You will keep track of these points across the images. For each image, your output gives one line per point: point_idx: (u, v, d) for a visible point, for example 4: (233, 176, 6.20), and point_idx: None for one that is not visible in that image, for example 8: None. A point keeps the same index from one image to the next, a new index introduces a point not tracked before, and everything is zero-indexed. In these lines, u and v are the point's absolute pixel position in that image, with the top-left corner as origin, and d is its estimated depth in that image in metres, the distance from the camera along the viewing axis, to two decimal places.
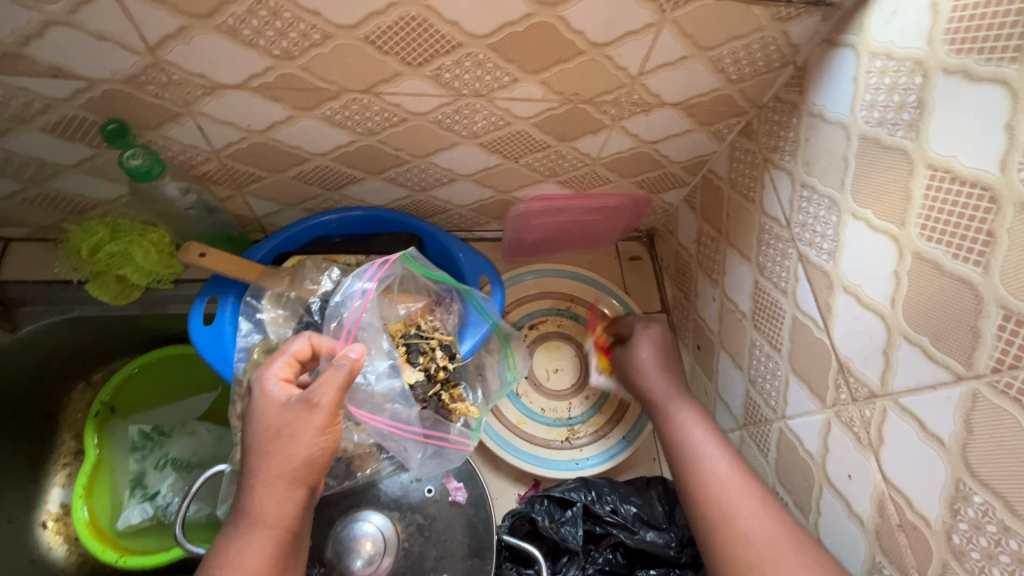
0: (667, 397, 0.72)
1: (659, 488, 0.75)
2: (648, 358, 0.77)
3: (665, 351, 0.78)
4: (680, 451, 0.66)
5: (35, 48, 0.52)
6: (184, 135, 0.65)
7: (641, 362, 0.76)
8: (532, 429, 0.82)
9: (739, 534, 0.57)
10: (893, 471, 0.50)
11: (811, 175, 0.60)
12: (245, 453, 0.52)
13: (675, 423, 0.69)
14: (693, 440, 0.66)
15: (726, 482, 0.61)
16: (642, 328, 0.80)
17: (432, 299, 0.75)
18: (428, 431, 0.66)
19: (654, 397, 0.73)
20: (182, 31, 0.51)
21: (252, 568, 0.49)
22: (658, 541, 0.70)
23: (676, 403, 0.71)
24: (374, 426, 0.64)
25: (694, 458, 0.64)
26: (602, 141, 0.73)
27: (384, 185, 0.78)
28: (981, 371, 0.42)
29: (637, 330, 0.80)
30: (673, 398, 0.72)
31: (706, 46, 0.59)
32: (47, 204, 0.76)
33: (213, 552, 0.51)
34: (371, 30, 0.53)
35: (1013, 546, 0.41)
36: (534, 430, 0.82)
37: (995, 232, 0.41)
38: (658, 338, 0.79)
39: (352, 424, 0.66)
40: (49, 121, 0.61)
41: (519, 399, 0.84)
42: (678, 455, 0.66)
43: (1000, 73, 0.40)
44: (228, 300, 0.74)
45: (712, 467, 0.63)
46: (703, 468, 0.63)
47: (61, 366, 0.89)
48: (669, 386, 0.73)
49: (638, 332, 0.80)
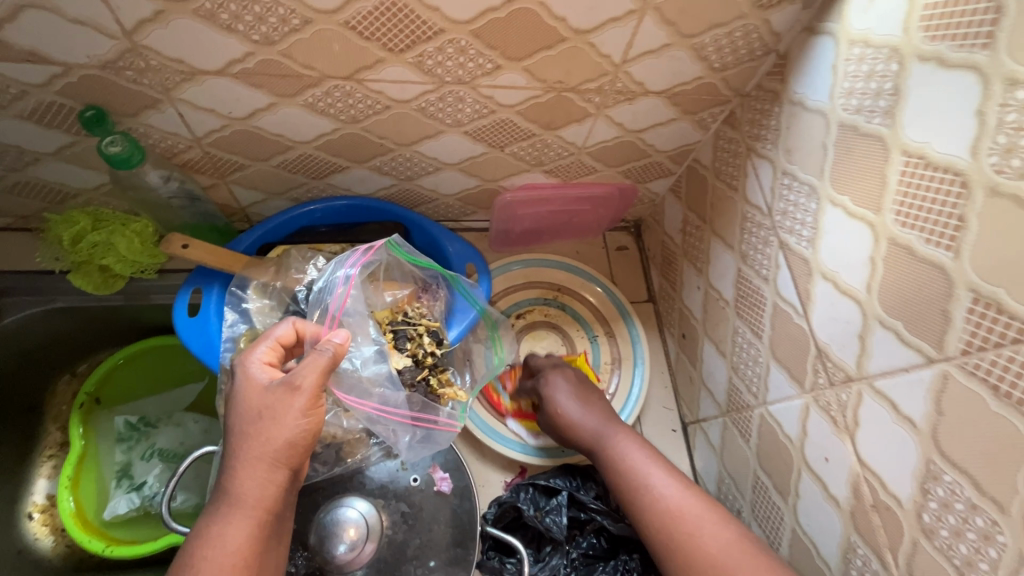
0: (600, 434, 0.70)
1: None
2: (567, 402, 0.74)
3: (581, 388, 0.76)
4: (625, 483, 0.64)
5: (9, 32, 0.51)
6: (165, 122, 0.64)
7: (564, 414, 0.73)
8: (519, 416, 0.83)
9: (704, 557, 0.56)
10: (868, 453, 0.52)
11: (792, 164, 0.60)
12: (227, 435, 0.52)
13: (616, 469, 0.66)
14: (637, 472, 0.64)
15: (682, 507, 0.60)
16: (545, 381, 0.77)
17: (419, 286, 0.75)
18: (416, 415, 0.66)
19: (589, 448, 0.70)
20: (159, 15, 0.51)
21: (233, 547, 0.49)
22: None
23: (611, 439, 0.69)
24: (363, 411, 0.64)
25: (641, 489, 0.63)
26: (587, 130, 0.73)
27: (370, 174, 0.78)
28: (952, 353, 0.43)
29: (541, 383, 0.77)
30: (608, 429, 0.70)
31: (689, 34, 0.59)
32: (27, 192, 0.75)
33: (195, 531, 0.50)
34: (352, 15, 0.52)
35: (980, 523, 0.42)
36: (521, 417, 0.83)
37: (966, 217, 0.41)
38: (566, 381, 0.76)
39: (340, 409, 0.66)
40: (26, 107, 0.60)
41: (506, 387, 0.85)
42: (626, 488, 0.64)
43: (972, 59, 0.41)
44: (213, 291, 0.74)
45: (665, 499, 0.61)
46: (654, 494, 0.62)
47: (45, 358, 0.88)
48: (600, 421, 0.71)
49: (547, 380, 0.77)
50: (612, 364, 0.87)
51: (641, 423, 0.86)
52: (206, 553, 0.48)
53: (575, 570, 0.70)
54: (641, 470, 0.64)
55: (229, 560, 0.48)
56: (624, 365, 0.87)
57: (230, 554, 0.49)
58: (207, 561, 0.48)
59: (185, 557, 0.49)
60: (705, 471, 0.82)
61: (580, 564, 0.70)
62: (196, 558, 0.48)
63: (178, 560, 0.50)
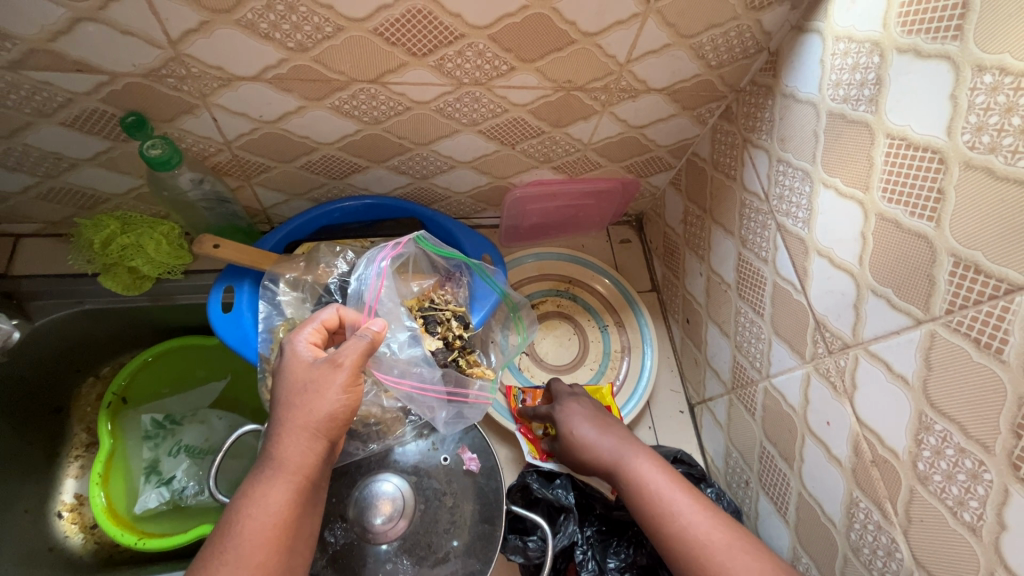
0: (618, 456, 0.69)
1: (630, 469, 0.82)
2: (585, 429, 0.73)
3: (599, 416, 0.75)
4: (646, 505, 0.63)
5: (63, 44, 0.56)
6: (199, 126, 0.68)
7: (581, 433, 0.73)
8: None
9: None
10: (866, 413, 0.56)
11: (786, 151, 0.65)
12: (274, 405, 0.57)
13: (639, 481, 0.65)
14: (661, 500, 0.63)
15: (709, 538, 0.59)
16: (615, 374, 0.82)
17: (442, 276, 0.80)
18: (450, 390, 0.72)
19: (606, 465, 0.69)
20: (204, 25, 0.55)
21: (275, 507, 0.53)
22: None
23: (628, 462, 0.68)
24: (402, 390, 0.69)
25: (667, 515, 0.62)
26: (593, 127, 0.78)
27: (388, 173, 0.82)
28: (937, 313, 0.48)
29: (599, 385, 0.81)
30: (627, 453, 0.69)
31: (688, 35, 0.64)
32: (60, 198, 0.78)
33: (240, 491, 0.55)
34: (380, 22, 0.57)
35: (969, 464, 0.46)
36: None
37: (945, 189, 0.46)
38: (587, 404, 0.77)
39: (380, 389, 0.72)
40: (70, 115, 0.64)
41: (522, 372, 0.90)
42: (647, 512, 0.63)
43: (944, 49, 0.46)
44: (245, 287, 0.78)
45: (697, 531, 0.60)
46: (680, 521, 0.61)
47: (72, 360, 0.91)
48: (617, 444, 0.70)
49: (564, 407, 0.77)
50: (622, 351, 0.92)
51: (649, 407, 0.91)
52: (249, 511, 0.53)
53: (592, 548, 0.73)
54: (663, 494, 0.63)
55: (270, 520, 0.53)
56: (633, 352, 0.91)
57: (271, 514, 0.53)
58: (251, 518, 0.52)
59: (231, 514, 0.54)
60: (713, 450, 0.86)
61: (595, 541, 0.74)
62: (242, 514, 0.53)
63: (224, 518, 0.54)
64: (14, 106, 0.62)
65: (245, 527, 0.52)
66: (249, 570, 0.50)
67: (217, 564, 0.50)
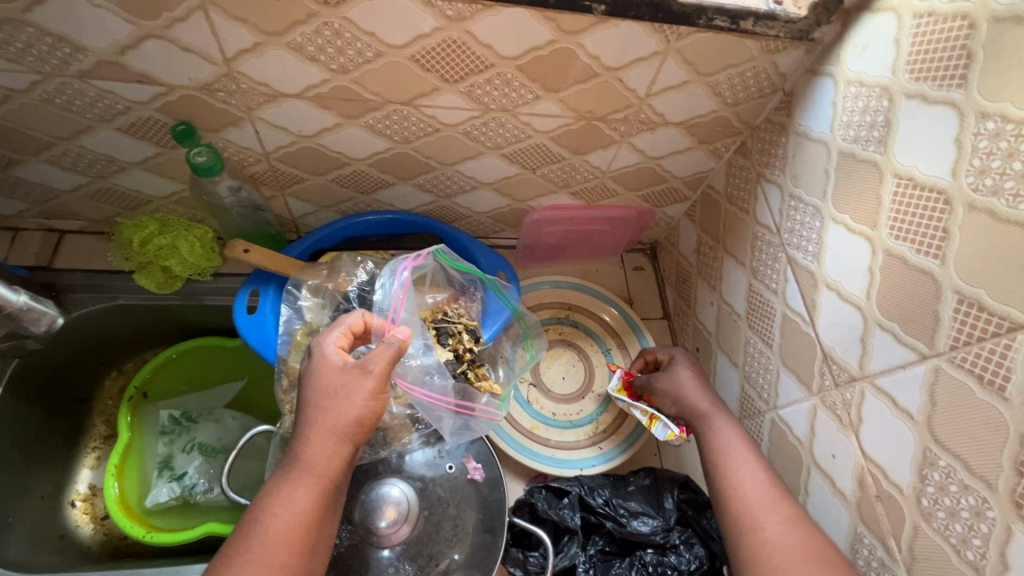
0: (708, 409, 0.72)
1: (642, 480, 0.79)
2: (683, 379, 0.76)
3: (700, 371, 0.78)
4: (716, 459, 0.66)
5: (130, 57, 0.61)
6: (242, 137, 0.73)
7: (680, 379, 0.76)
8: (546, 432, 0.87)
9: (764, 543, 0.58)
10: (871, 447, 0.56)
11: (799, 187, 0.67)
12: (302, 407, 0.59)
13: (716, 436, 0.68)
14: (727, 452, 0.66)
15: (762, 494, 0.62)
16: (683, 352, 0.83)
17: (457, 290, 0.83)
18: (459, 402, 0.74)
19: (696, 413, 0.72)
20: (257, 46, 0.60)
21: (299, 508, 0.55)
22: (644, 529, 0.74)
23: (718, 417, 0.70)
24: (413, 397, 0.71)
25: (730, 466, 0.65)
26: (612, 155, 0.81)
27: (413, 190, 0.86)
28: (942, 349, 0.48)
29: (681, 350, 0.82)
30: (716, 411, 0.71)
31: (705, 73, 0.67)
32: (106, 198, 0.84)
33: (264, 491, 0.57)
34: (418, 50, 0.61)
35: (971, 501, 0.46)
36: (547, 433, 0.87)
37: (950, 229, 0.48)
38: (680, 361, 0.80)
39: (392, 395, 0.74)
40: (126, 121, 0.70)
41: (531, 405, 0.89)
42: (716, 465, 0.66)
43: (949, 96, 0.48)
44: (269, 292, 0.82)
45: (747, 488, 0.63)
46: (737, 478, 0.64)
47: (99, 353, 0.95)
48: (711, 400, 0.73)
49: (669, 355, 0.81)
50: None
51: None
52: (275, 510, 0.55)
53: (594, 567, 0.73)
54: (733, 452, 0.66)
55: (294, 519, 0.55)
56: None
57: (296, 513, 0.55)
58: (275, 517, 0.54)
59: (254, 513, 0.55)
60: None
61: (597, 561, 0.74)
62: (267, 513, 0.55)
63: (247, 516, 0.56)
64: (78, 111, 0.68)
65: (269, 526, 0.54)
66: (273, 568, 0.52)
67: (241, 561, 0.52)
